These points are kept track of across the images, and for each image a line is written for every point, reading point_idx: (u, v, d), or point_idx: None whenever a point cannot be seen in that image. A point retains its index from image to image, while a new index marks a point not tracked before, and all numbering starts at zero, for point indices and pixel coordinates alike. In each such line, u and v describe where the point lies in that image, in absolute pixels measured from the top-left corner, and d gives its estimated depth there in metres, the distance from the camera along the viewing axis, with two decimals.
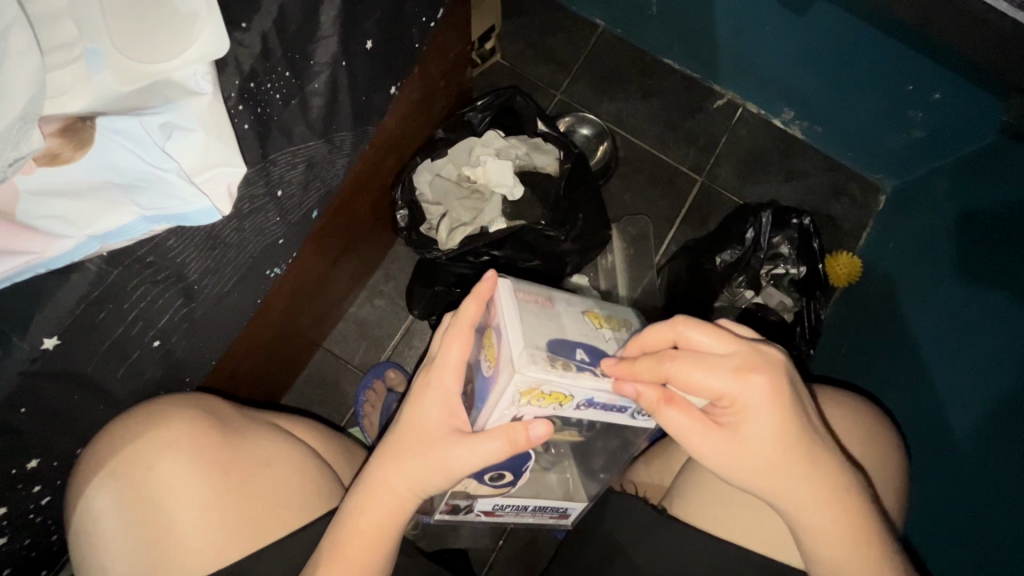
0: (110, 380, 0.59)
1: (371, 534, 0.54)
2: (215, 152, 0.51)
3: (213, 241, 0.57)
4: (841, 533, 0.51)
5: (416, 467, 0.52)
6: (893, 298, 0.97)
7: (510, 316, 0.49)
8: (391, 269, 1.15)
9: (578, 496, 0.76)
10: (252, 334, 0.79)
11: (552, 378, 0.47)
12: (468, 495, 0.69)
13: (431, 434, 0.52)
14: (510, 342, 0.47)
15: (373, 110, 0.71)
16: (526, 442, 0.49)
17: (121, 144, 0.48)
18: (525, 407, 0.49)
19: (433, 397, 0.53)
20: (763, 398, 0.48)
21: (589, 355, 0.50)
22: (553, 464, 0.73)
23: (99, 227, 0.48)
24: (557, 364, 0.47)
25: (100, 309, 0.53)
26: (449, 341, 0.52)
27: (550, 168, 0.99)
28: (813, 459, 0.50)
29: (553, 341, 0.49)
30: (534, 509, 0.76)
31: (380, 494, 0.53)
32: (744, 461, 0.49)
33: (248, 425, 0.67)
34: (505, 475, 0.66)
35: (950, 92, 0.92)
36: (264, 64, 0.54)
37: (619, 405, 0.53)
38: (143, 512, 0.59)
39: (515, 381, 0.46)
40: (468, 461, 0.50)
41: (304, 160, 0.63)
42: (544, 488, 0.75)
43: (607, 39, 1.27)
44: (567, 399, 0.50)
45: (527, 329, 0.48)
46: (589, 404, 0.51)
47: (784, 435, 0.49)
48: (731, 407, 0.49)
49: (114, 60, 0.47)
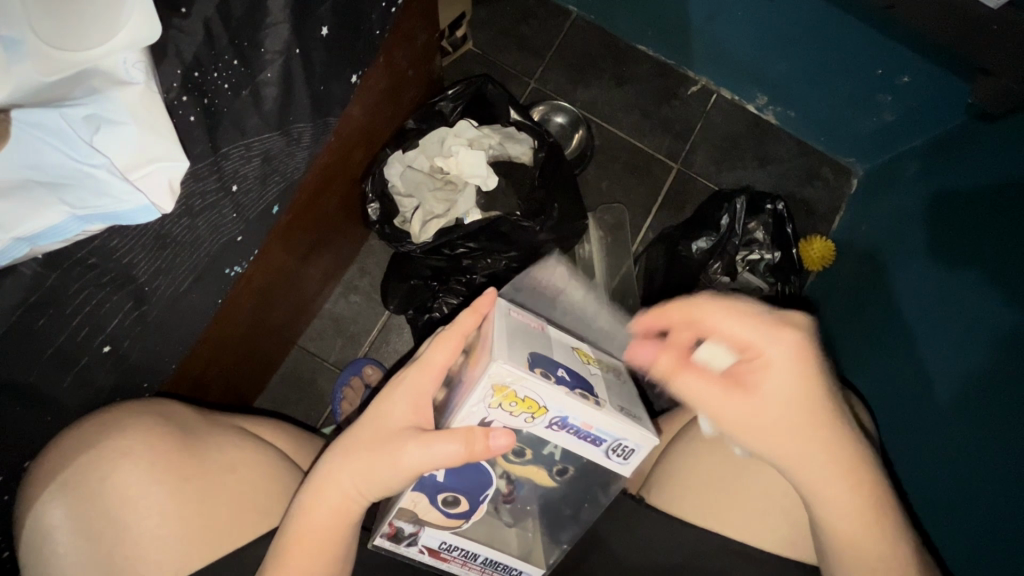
0: (57, 390, 0.56)
1: (321, 537, 0.52)
2: (151, 146, 0.49)
3: (163, 240, 0.55)
4: (843, 500, 0.53)
5: (370, 464, 0.51)
6: (864, 280, 0.98)
7: (501, 325, 0.50)
8: (365, 264, 1.13)
9: (536, 560, 0.65)
10: (218, 335, 0.77)
11: (527, 379, 0.46)
12: (414, 519, 0.58)
13: (390, 429, 0.52)
14: (495, 339, 0.48)
15: (334, 100, 0.67)
16: (483, 452, 0.48)
17: (40, 137, 0.45)
18: (495, 410, 0.48)
19: (401, 391, 0.52)
20: (790, 352, 0.53)
21: (570, 375, 0.50)
22: (517, 518, 0.64)
23: (25, 228, 0.46)
24: (536, 370, 0.47)
25: (40, 315, 0.51)
26: (436, 344, 0.53)
27: (525, 156, 0.97)
28: (823, 429, 0.53)
29: (537, 353, 0.49)
30: (483, 561, 0.64)
31: (326, 493, 0.52)
32: (767, 424, 0.52)
33: (217, 431, 0.65)
34: (460, 501, 0.57)
35: (918, 76, 0.93)
36: (210, 52, 0.51)
37: (593, 435, 0.51)
38: (94, 520, 0.57)
39: (490, 371, 0.46)
40: (419, 461, 0.49)
41: (260, 153, 0.60)
42: (501, 540, 0.63)
43: (580, 26, 1.25)
44: (540, 411, 0.49)
45: (514, 337, 0.49)
46: (561, 424, 0.50)
47: (808, 392, 0.52)
48: (761, 364, 0.53)
49: (32, 47, 0.44)
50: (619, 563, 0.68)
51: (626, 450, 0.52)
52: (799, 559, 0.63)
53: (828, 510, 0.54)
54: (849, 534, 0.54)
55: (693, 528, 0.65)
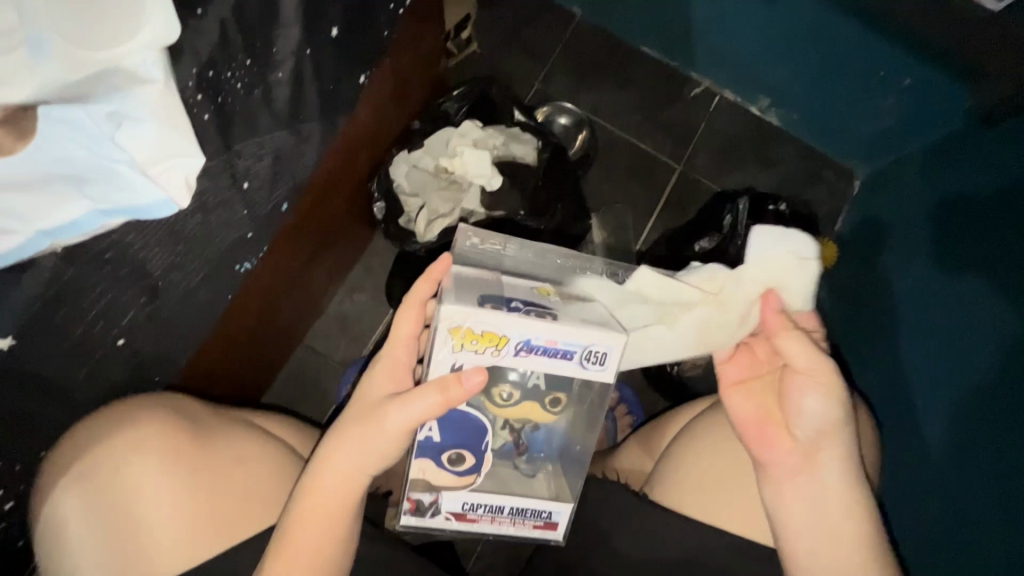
0: (72, 382, 0.57)
1: (322, 512, 0.53)
2: (169, 143, 0.51)
3: (176, 235, 0.56)
4: (846, 503, 0.56)
5: (360, 436, 0.53)
6: (868, 282, 0.99)
7: (450, 278, 0.55)
8: (370, 263, 1.14)
9: (563, 497, 0.65)
10: (228, 331, 0.78)
11: (477, 312, 0.51)
12: (429, 487, 0.61)
13: (375, 400, 0.55)
14: (443, 292, 0.53)
15: (343, 99, 0.69)
16: (461, 394, 0.51)
17: (64, 133, 0.47)
18: (461, 352, 0.52)
19: (380, 370, 0.56)
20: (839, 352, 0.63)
21: (524, 304, 0.54)
22: (535, 467, 0.66)
23: (52, 222, 0.49)
24: (485, 304, 0.52)
25: (60, 307, 0.52)
26: (399, 317, 0.56)
27: (529, 157, 0.99)
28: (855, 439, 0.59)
29: (488, 293, 0.53)
30: (511, 513, 0.64)
31: (325, 470, 0.54)
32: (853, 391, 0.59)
33: (218, 418, 0.66)
34: (465, 456, 0.60)
35: (920, 78, 0.93)
36: (224, 53, 0.53)
37: (561, 350, 0.54)
38: (105, 510, 0.58)
39: (442, 316, 0.51)
40: (407, 420, 0.52)
41: (271, 152, 0.62)
42: (525, 488, 0.65)
43: (584, 28, 1.26)
44: (502, 341, 0.52)
45: (464, 285, 0.54)
46: (529, 348, 0.53)
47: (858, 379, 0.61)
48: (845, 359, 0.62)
49: (55, 45, 0.46)
50: (621, 558, 0.69)
51: (597, 355, 0.55)
52: None
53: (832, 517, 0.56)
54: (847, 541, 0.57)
55: (700, 524, 0.66)
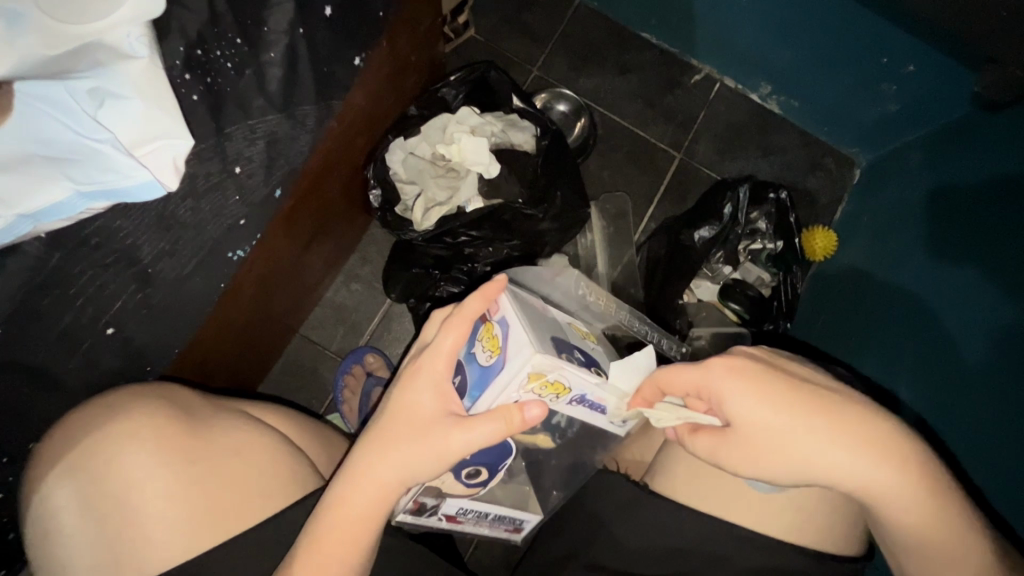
0: (61, 371, 0.56)
1: (358, 528, 0.52)
2: (154, 123, 0.50)
3: (166, 221, 0.55)
4: (918, 498, 0.51)
5: (407, 456, 0.51)
6: (869, 271, 0.98)
7: (518, 313, 0.52)
8: (366, 252, 1.13)
9: (532, 508, 0.78)
10: (220, 322, 0.76)
11: (561, 366, 0.51)
12: (438, 493, 0.65)
13: (421, 419, 0.51)
14: (523, 331, 0.50)
15: (338, 83, 0.66)
16: (521, 424, 0.50)
17: (43, 110, 0.47)
18: (527, 393, 0.52)
19: (423, 382, 0.52)
20: (732, 377, 0.52)
21: (584, 355, 0.55)
22: (511, 476, 0.75)
23: (31, 205, 0.47)
24: (563, 355, 0.52)
25: (45, 294, 0.51)
26: (445, 330, 0.51)
27: (527, 144, 0.97)
28: (823, 427, 0.51)
29: (557, 339, 0.53)
30: (492, 518, 0.76)
31: (364, 487, 0.52)
32: (766, 454, 0.52)
33: (220, 415, 0.64)
34: (481, 472, 0.63)
35: (925, 64, 0.92)
36: (213, 29, 0.53)
37: (601, 405, 0.58)
38: (100, 505, 0.57)
39: (531, 363, 0.49)
40: (462, 446, 0.50)
41: (265, 136, 0.59)
42: (500, 497, 0.75)
43: (583, 13, 1.24)
44: (564, 392, 0.53)
45: (536, 324, 0.52)
46: (579, 400, 0.56)
47: (772, 403, 0.52)
48: (729, 374, 0.52)
49: (35, 20, 0.47)
50: (621, 547, 0.69)
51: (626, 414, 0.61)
52: (812, 548, 0.63)
53: (897, 510, 0.52)
54: (929, 524, 0.52)
55: (700, 514, 0.65)
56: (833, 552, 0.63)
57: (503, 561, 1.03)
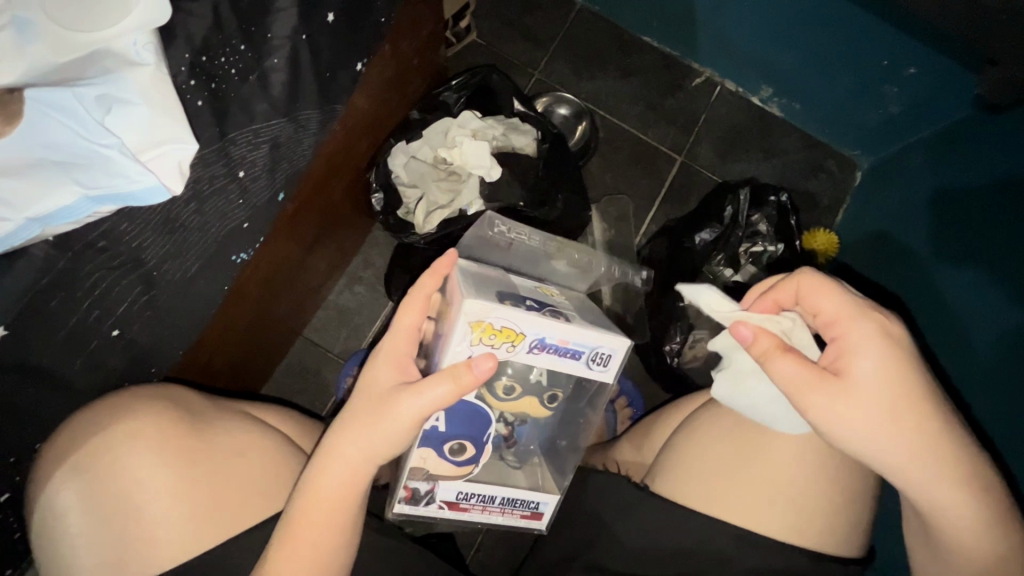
0: (68, 372, 0.57)
1: (328, 503, 0.53)
2: (164, 130, 0.51)
3: (171, 225, 0.56)
4: (967, 513, 0.51)
5: (368, 429, 0.52)
6: (874, 276, 0.97)
7: (462, 278, 0.56)
8: (369, 255, 1.13)
9: (548, 489, 0.69)
10: (224, 322, 0.77)
11: (499, 308, 0.52)
12: (428, 476, 0.61)
13: (379, 393, 0.53)
14: (460, 288, 0.54)
15: (340, 88, 0.67)
16: (472, 381, 0.49)
17: (53, 116, 0.48)
18: (479, 346, 0.53)
19: (382, 359, 0.55)
20: (873, 335, 0.52)
21: (535, 303, 0.56)
22: (522, 460, 0.69)
23: (40, 209, 0.48)
24: (503, 301, 0.54)
25: (53, 297, 0.52)
26: (401, 309, 0.55)
27: (529, 147, 0.97)
28: (931, 414, 0.51)
29: (501, 292, 0.56)
30: (501, 503, 0.66)
31: (332, 461, 0.53)
32: (863, 409, 0.50)
33: (217, 410, 0.66)
34: (466, 447, 0.61)
35: (925, 67, 0.92)
36: (218, 36, 0.54)
37: (571, 350, 0.56)
38: (105, 505, 0.58)
39: (464, 311, 0.52)
40: (415, 411, 0.50)
41: (269, 139, 0.60)
42: (509, 479, 0.67)
43: (585, 17, 1.25)
44: (519, 338, 0.54)
45: (477, 283, 0.56)
46: (542, 347, 0.55)
47: (893, 370, 0.51)
48: (866, 328, 0.52)
49: (44, 30, 0.49)
50: (623, 548, 0.69)
51: (603, 356, 0.58)
52: (818, 550, 0.62)
53: (946, 513, 0.52)
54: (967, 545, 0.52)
55: (707, 518, 0.65)
56: (834, 554, 0.63)
57: (506, 564, 1.03)
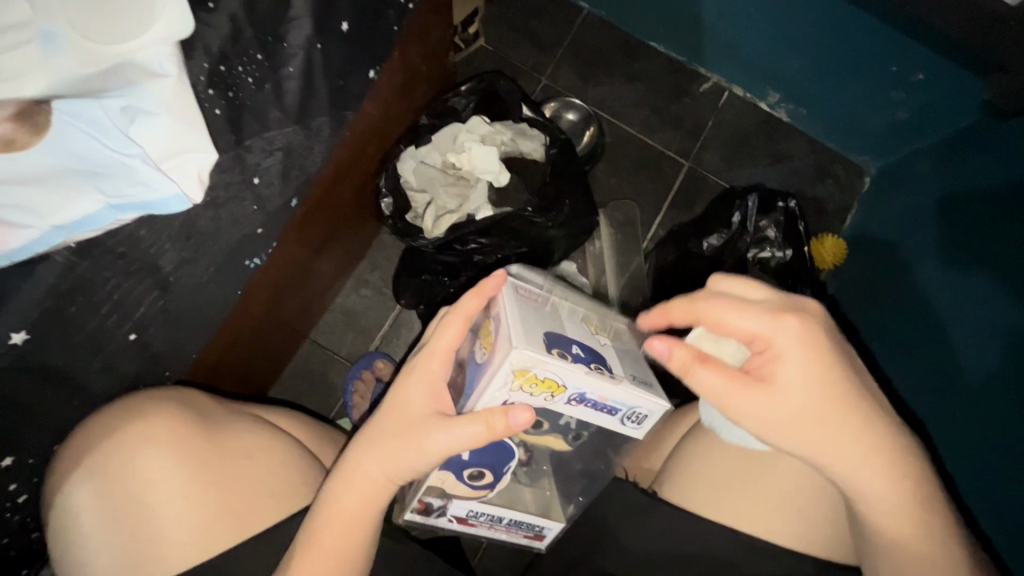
0: (86, 374, 0.58)
1: (349, 522, 0.53)
2: (181, 138, 0.53)
3: (188, 231, 0.57)
4: (902, 509, 0.51)
5: (394, 452, 0.52)
6: (882, 281, 0.96)
7: (513, 308, 0.51)
8: (377, 258, 1.14)
9: (554, 515, 0.75)
10: (235, 326, 0.78)
11: (548, 362, 0.48)
12: (443, 493, 0.65)
13: (410, 417, 0.53)
14: (512, 326, 0.49)
15: (352, 95, 0.68)
16: (505, 429, 0.49)
17: (80, 128, 0.49)
18: (517, 392, 0.50)
19: (416, 379, 0.53)
20: (796, 340, 0.49)
21: (584, 351, 0.52)
22: (533, 479, 0.73)
23: (62, 218, 0.49)
24: (553, 351, 0.49)
25: (72, 301, 0.53)
26: (442, 329, 0.53)
27: (537, 153, 0.98)
28: (862, 414, 0.49)
29: (552, 334, 0.51)
30: (507, 522, 0.74)
31: (356, 481, 0.53)
32: (785, 415, 0.49)
33: (235, 419, 0.66)
34: (485, 474, 0.64)
35: (933, 73, 0.92)
36: (234, 46, 0.54)
37: (609, 406, 0.54)
38: (120, 505, 0.59)
39: (512, 358, 0.47)
40: (444, 444, 0.51)
41: (282, 147, 0.61)
42: (519, 501, 0.73)
43: (592, 22, 1.26)
44: (559, 390, 0.51)
45: (528, 318, 0.51)
46: (580, 399, 0.53)
47: (817, 377, 0.49)
48: (787, 333, 0.49)
49: (69, 42, 0.49)
50: (631, 555, 0.69)
51: (639, 416, 0.56)
52: (828, 559, 0.63)
53: (878, 511, 0.51)
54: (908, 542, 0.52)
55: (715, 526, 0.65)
56: (841, 562, 0.63)
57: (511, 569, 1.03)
